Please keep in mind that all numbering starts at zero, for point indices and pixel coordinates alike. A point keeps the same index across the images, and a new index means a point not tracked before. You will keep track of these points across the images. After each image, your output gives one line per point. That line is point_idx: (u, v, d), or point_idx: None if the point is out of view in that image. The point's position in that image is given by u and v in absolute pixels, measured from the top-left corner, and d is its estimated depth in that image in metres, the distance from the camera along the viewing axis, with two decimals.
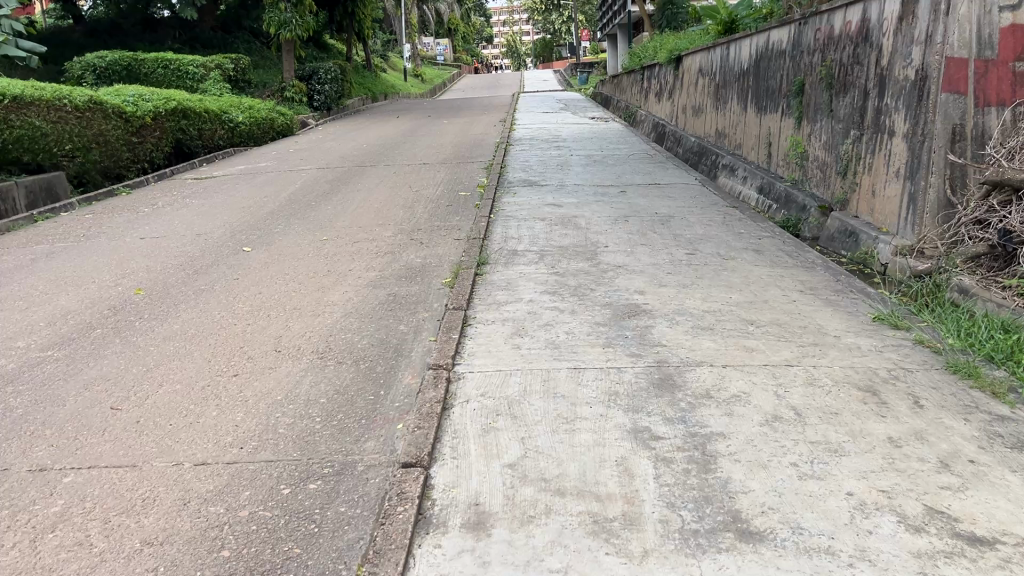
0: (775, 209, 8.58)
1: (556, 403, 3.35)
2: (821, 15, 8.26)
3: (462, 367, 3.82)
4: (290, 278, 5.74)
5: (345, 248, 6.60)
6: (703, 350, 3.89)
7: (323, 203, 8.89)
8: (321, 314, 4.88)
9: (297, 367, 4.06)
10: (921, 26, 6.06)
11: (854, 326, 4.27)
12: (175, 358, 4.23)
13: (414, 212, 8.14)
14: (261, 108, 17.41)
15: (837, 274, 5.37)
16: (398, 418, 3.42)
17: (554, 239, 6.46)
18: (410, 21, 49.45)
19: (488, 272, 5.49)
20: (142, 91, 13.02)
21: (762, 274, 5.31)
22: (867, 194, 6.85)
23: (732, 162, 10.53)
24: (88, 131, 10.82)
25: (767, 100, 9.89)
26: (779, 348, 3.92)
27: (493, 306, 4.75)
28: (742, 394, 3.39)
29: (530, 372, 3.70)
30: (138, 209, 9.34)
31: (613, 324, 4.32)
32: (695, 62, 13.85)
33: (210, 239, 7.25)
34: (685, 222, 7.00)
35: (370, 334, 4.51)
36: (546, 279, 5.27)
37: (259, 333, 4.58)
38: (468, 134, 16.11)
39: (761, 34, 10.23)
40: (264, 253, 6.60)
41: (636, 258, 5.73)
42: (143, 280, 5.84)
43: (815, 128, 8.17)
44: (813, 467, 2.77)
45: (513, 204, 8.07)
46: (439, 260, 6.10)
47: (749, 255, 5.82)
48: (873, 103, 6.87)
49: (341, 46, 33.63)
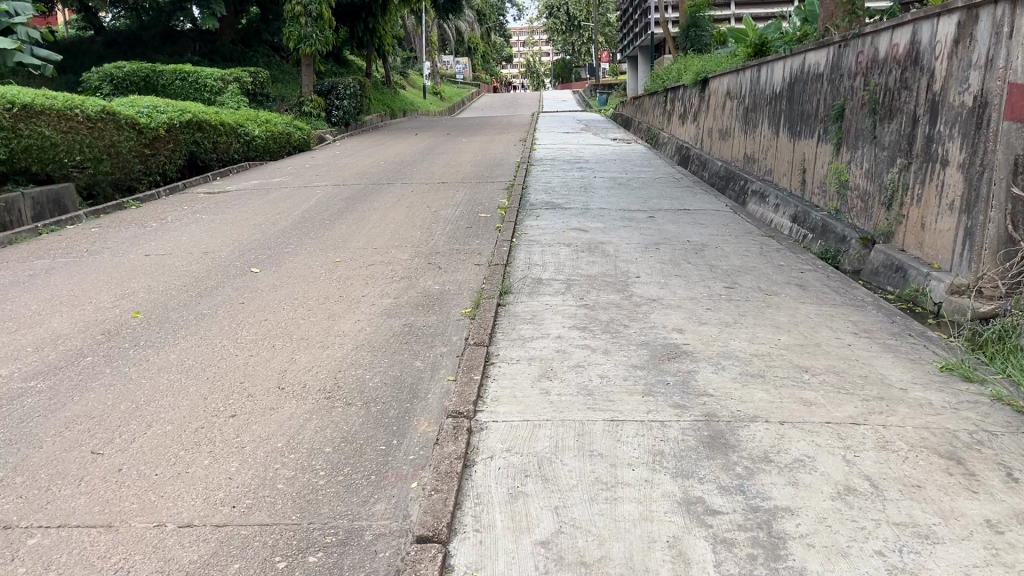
0: (812, 238, 8.14)
1: (593, 463, 2.94)
2: (865, 38, 7.86)
3: (485, 415, 3.40)
4: (298, 303, 5.36)
5: (359, 272, 6.23)
6: (755, 402, 3.47)
7: (336, 222, 8.54)
8: (331, 345, 4.49)
9: (302, 408, 3.66)
10: (981, 49, 5.64)
11: (922, 377, 3.83)
12: (168, 394, 3.84)
13: (432, 233, 7.76)
14: (278, 122, 17.18)
15: (892, 314, 4.93)
16: (411, 474, 3.02)
17: (581, 267, 6.06)
18: (430, 38, 49.39)
19: (511, 303, 5.10)
20: (157, 103, 12.78)
21: (810, 313, 4.88)
22: (915, 227, 6.42)
23: (763, 188, 10.12)
24: (99, 142, 10.55)
25: (801, 126, 9.48)
26: (841, 402, 3.49)
27: (518, 342, 4.34)
28: (806, 458, 2.97)
29: (562, 424, 3.28)
30: (146, 224, 9.02)
31: (652, 368, 3.90)
32: (722, 84, 13.47)
33: (217, 258, 6.90)
34: (720, 252, 6.58)
35: (383, 370, 4.11)
36: (575, 312, 4.87)
37: (263, 367, 4.19)
38: (487, 153, 15.81)
39: (796, 57, 9.83)
40: (273, 275, 6.25)
41: (671, 291, 5.32)
42: (143, 302, 5.48)
43: (856, 155, 7.75)
44: (903, 558, 2.34)
45: (536, 227, 7.69)
46: (459, 287, 5.72)
47: (793, 292, 5.39)
48: (923, 131, 6.45)
49: (360, 62, 33.57)
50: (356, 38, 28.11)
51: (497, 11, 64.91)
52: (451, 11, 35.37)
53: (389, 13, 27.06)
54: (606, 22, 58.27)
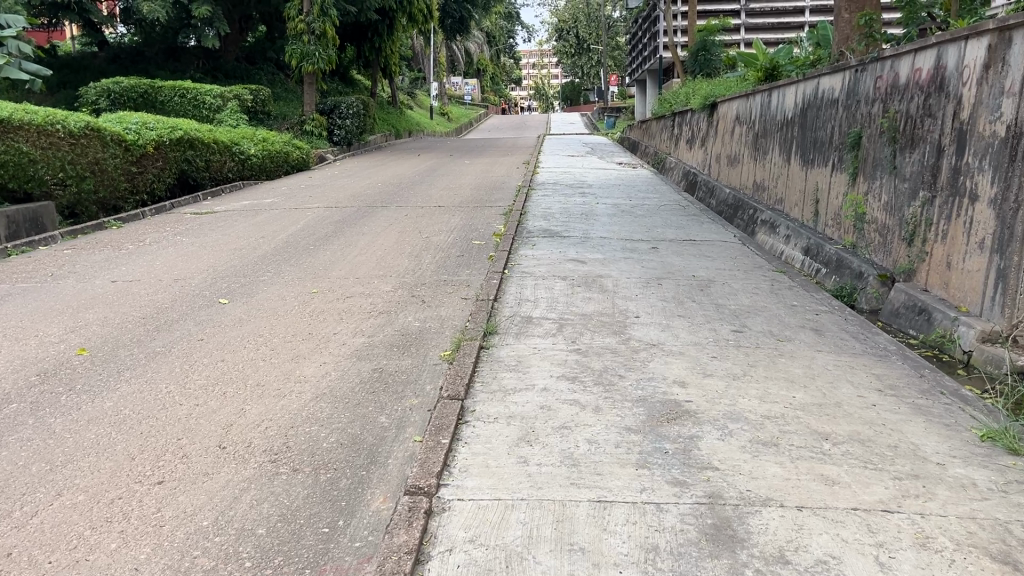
0: (825, 274, 7.64)
1: (572, 563, 2.43)
2: (884, 62, 7.38)
3: (449, 490, 2.91)
4: (262, 343, 4.87)
5: (334, 305, 5.75)
6: (768, 481, 2.95)
7: (322, 247, 8.08)
8: (288, 395, 4.01)
9: (239, 475, 3.17)
10: (1015, 75, 5.16)
11: (960, 449, 3.31)
12: (91, 454, 3.35)
13: (420, 262, 7.29)
14: (275, 141, 16.78)
15: (919, 366, 4.41)
16: (354, 568, 2.51)
17: (575, 304, 5.57)
18: (439, 59, 49.30)
19: (495, 346, 4.61)
20: (147, 119, 12.37)
21: (827, 364, 4.37)
22: (940, 266, 5.92)
23: (773, 218, 9.63)
24: (83, 159, 10.13)
25: (815, 154, 9.00)
26: (870, 481, 2.97)
27: (498, 395, 3.83)
28: (830, 559, 2.45)
29: (538, 505, 2.77)
30: (122, 246, 8.58)
31: (648, 433, 3.38)
32: (730, 108, 13.01)
33: (186, 286, 6.43)
34: (727, 289, 6.08)
35: (341, 428, 3.61)
36: (564, 359, 4.36)
37: (207, 420, 3.70)
38: (489, 176, 15.37)
39: (809, 81, 9.37)
40: (242, 306, 5.78)
41: (673, 335, 4.82)
42: (93, 337, 5.00)
43: (875, 186, 7.25)
44: None
45: (531, 257, 7.21)
46: (441, 324, 5.24)
47: (808, 338, 4.87)
48: (949, 162, 5.96)
49: (366, 82, 33.34)
50: (363, 58, 27.86)
51: (507, 33, 64.99)
52: (459, 32, 35.21)
53: (395, 33, 26.84)
54: (616, 45, 58.19)
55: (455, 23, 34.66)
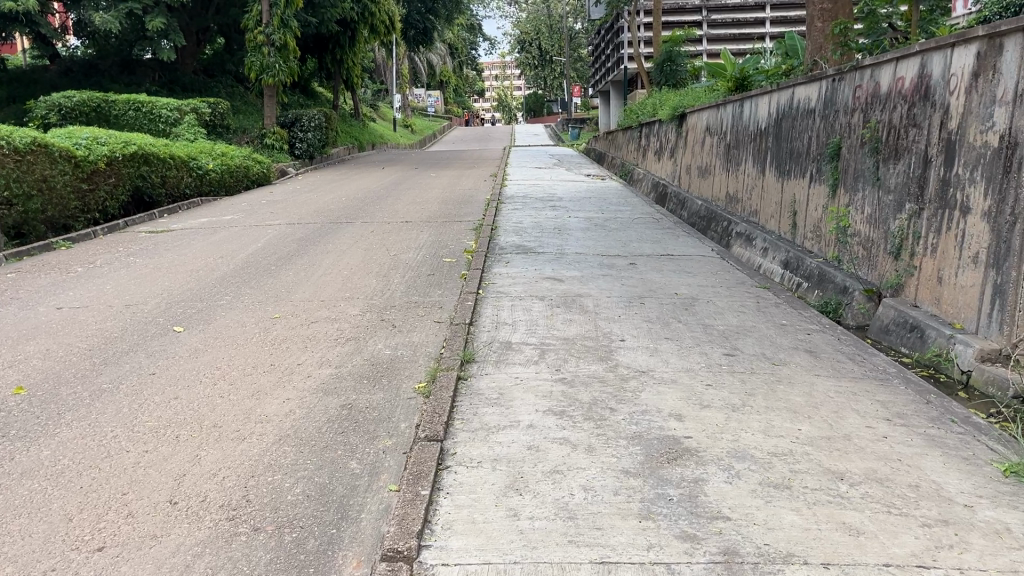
0: (807, 288, 7.45)
1: None
2: (862, 71, 7.21)
3: (431, 554, 2.58)
4: (220, 377, 4.49)
5: (298, 331, 5.38)
6: (787, 533, 2.66)
7: (283, 267, 7.68)
8: (249, 438, 3.63)
9: (191, 536, 2.80)
10: (1007, 83, 4.96)
11: (986, 488, 3.05)
12: (23, 516, 2.96)
13: (389, 282, 6.93)
14: (235, 155, 16.29)
15: (923, 391, 4.17)
16: None
17: (556, 327, 5.26)
18: (401, 71, 48.90)
19: (474, 376, 4.28)
20: (98, 134, 11.86)
21: (828, 390, 4.11)
22: (930, 280, 5.72)
23: (749, 230, 9.43)
24: (29, 177, 9.61)
25: (791, 165, 8.82)
26: (897, 530, 2.69)
27: (480, 435, 3.49)
28: None
29: (535, 571, 2.45)
30: (70, 268, 8.08)
31: (648, 477, 3.08)
32: (700, 119, 12.84)
33: (138, 313, 6.01)
34: (713, 308, 5.83)
35: (308, 476, 3.26)
36: (549, 391, 4.04)
37: (156, 470, 3.31)
38: (456, 189, 15.04)
39: (783, 91, 9.20)
40: (198, 335, 5.38)
41: (662, 360, 4.53)
42: (31, 373, 4.57)
43: (857, 198, 7.07)
44: None
45: (505, 275, 6.89)
46: (414, 351, 4.90)
47: (803, 361, 4.61)
48: (937, 173, 5.77)
49: (328, 95, 32.85)
50: (325, 69, 27.41)
51: (470, 44, 64.84)
52: (422, 43, 34.88)
53: (357, 44, 26.46)
54: (579, 57, 58.24)
55: (418, 34, 34.37)
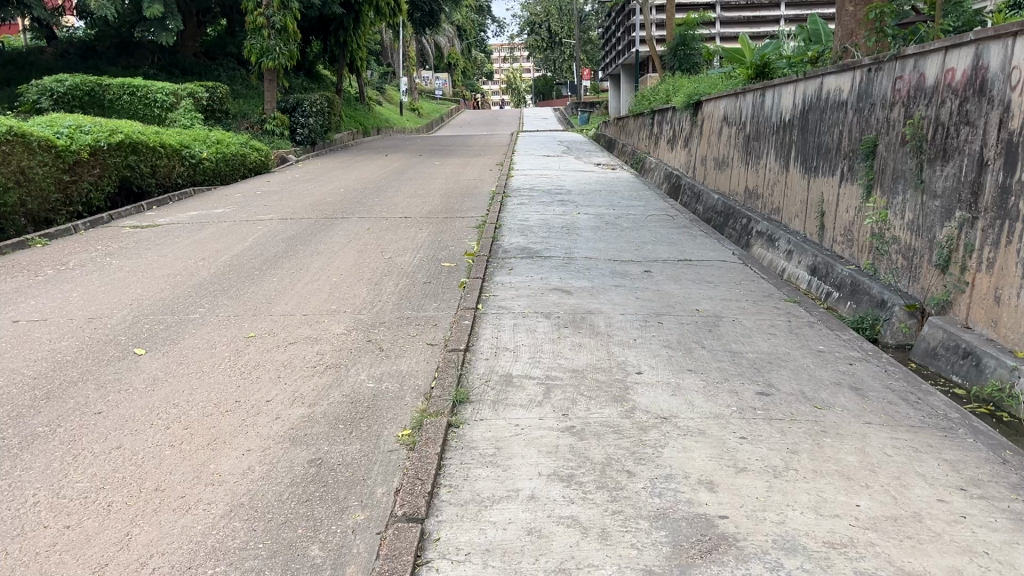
0: (837, 299, 6.80)
1: None
2: (903, 60, 6.51)
3: None
4: (175, 418, 3.87)
5: (273, 356, 4.78)
6: None
7: (268, 272, 7.07)
8: (192, 509, 3.01)
9: None
10: None
11: None
12: None
13: (380, 293, 6.31)
14: (230, 142, 15.65)
15: (996, 446, 3.53)
16: None
17: (563, 354, 4.63)
18: (408, 53, 48.07)
19: (468, 423, 3.66)
20: (82, 122, 11.23)
21: (884, 445, 3.47)
22: (987, 299, 5.05)
23: (771, 230, 8.77)
24: (4, 169, 8.97)
25: (819, 161, 8.14)
26: None
27: (471, 510, 2.89)
28: None
29: None
30: (38, 271, 7.47)
31: None
32: (718, 108, 12.14)
33: (99, 329, 5.41)
34: (740, 329, 5.19)
35: (257, 568, 2.64)
36: (555, 445, 3.41)
37: (74, 558, 2.70)
38: (460, 179, 14.39)
39: (810, 81, 8.51)
40: (159, 360, 4.77)
41: (686, 402, 3.89)
42: None
43: (896, 201, 6.40)
44: None
45: (507, 286, 6.26)
46: (401, 384, 4.28)
47: (850, 403, 3.98)
48: (995, 178, 5.09)
49: (333, 77, 32.13)
50: (328, 52, 26.69)
51: (478, 26, 63.81)
52: (429, 24, 34.09)
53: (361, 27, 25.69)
54: (588, 40, 57.24)
55: (424, 15, 33.51)
